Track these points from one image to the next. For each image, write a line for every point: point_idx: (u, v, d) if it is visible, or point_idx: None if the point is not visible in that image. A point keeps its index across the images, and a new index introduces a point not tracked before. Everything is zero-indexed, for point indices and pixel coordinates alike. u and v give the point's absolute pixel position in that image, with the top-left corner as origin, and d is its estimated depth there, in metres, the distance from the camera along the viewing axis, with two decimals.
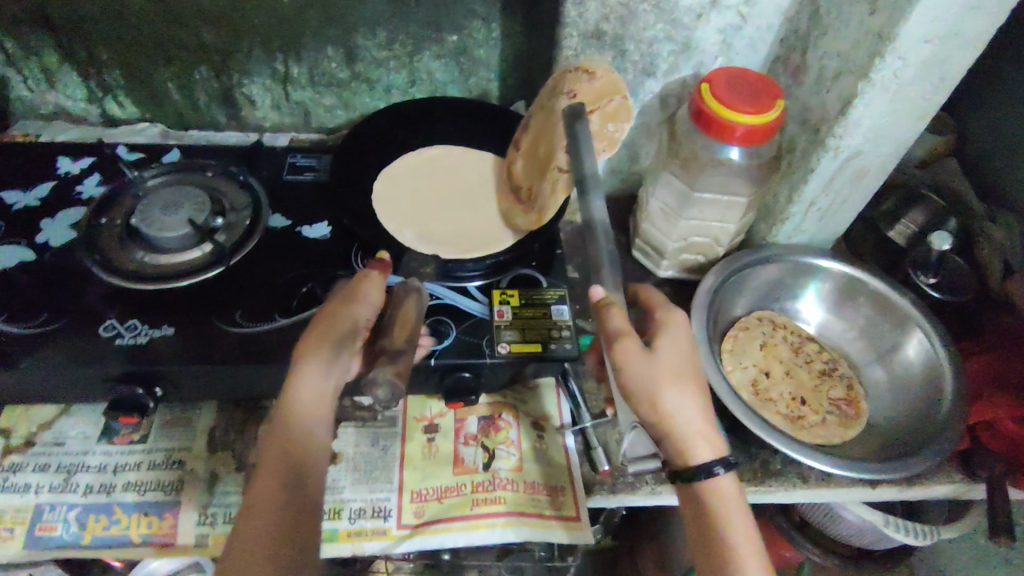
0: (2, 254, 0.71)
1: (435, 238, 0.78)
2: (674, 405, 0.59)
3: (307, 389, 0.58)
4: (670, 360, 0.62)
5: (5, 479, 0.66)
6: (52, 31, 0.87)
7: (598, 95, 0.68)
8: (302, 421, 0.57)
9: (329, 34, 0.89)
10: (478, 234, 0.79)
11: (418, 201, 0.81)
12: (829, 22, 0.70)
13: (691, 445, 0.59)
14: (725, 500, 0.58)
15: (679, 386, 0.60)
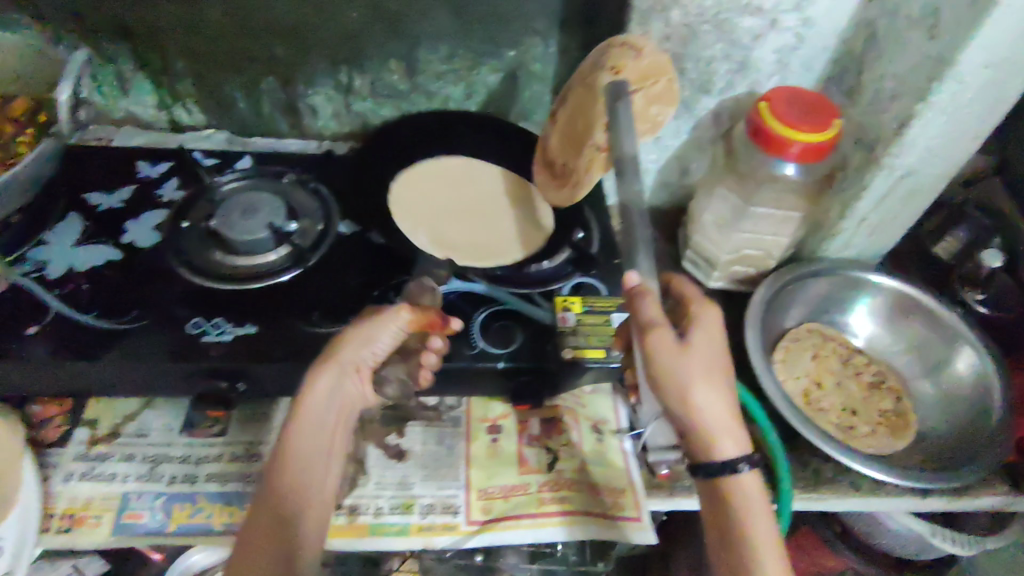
0: (90, 253, 0.74)
1: (448, 244, 0.83)
2: (703, 399, 0.59)
3: (314, 404, 0.63)
4: (703, 354, 0.61)
5: (94, 467, 0.69)
6: (129, 41, 0.90)
7: (642, 75, 0.71)
8: (306, 437, 0.62)
9: (392, 47, 0.92)
10: (491, 243, 0.84)
11: (433, 209, 0.86)
12: (887, 45, 0.73)
13: (718, 440, 0.59)
14: (748, 498, 0.58)
15: (709, 381, 0.59)
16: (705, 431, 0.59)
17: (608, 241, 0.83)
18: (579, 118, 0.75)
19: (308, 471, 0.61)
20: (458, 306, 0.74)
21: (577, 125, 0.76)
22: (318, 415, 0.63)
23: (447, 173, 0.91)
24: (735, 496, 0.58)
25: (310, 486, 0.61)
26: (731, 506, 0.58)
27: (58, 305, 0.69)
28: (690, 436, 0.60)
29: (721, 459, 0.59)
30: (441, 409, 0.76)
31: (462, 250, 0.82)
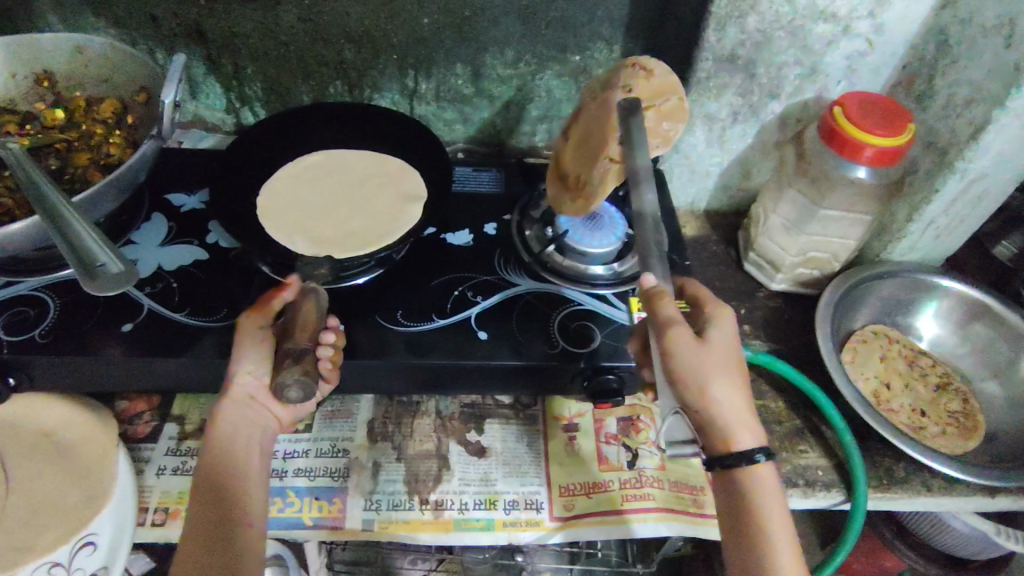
0: (177, 253, 0.76)
1: (328, 242, 0.74)
2: (722, 396, 0.56)
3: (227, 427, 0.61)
4: (719, 351, 0.58)
5: (185, 462, 0.71)
6: (204, 45, 0.92)
7: (653, 92, 0.76)
8: (225, 452, 0.60)
9: (460, 52, 0.94)
10: (376, 230, 0.75)
11: (306, 208, 0.77)
12: (960, 52, 0.74)
13: (735, 435, 0.57)
14: (763, 491, 0.57)
15: (726, 377, 0.57)
16: (722, 425, 0.57)
17: (678, 243, 0.85)
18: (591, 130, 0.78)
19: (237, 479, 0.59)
20: (537, 306, 0.76)
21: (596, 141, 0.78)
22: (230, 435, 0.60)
23: (308, 168, 0.81)
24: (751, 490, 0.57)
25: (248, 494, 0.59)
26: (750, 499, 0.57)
27: (150, 303, 0.71)
28: (705, 432, 0.58)
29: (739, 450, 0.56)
30: (517, 407, 0.78)
31: (346, 241, 0.74)
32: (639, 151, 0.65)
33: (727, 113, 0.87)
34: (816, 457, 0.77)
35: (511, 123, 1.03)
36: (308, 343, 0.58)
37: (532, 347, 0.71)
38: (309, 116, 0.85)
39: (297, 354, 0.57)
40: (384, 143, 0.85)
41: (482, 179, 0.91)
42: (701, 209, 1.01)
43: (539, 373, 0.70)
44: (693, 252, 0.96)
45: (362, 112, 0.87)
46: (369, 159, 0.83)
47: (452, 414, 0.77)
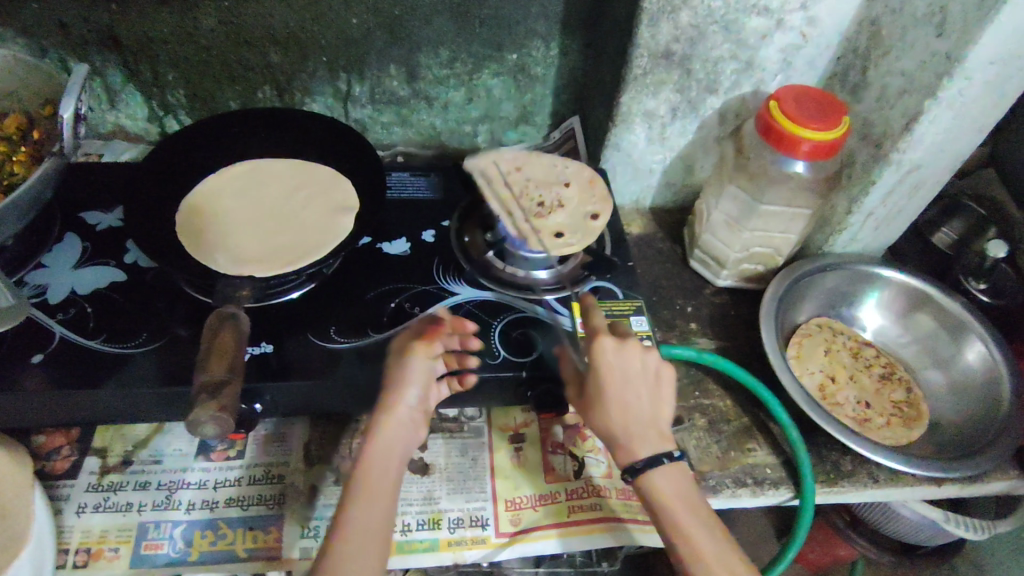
0: (92, 275, 0.72)
1: (251, 259, 0.71)
2: (619, 411, 0.60)
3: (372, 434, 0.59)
4: (614, 371, 0.61)
5: (108, 498, 0.67)
6: (119, 51, 0.86)
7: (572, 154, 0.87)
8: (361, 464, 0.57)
9: (393, 53, 0.90)
10: (301, 245, 0.73)
11: (228, 223, 0.73)
12: (892, 43, 0.74)
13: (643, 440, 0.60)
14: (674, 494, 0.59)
15: (604, 414, 0.61)
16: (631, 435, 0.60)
17: (621, 244, 0.83)
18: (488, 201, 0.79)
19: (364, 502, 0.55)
20: (478, 315, 0.73)
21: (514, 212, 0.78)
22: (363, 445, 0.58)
23: (230, 181, 0.77)
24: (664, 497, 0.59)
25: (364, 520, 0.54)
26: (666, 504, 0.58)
27: (62, 332, 0.66)
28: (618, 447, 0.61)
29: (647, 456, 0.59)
30: (461, 420, 0.75)
31: (273, 257, 0.71)
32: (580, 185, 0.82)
33: (666, 109, 0.85)
34: (766, 454, 0.76)
35: (451, 125, 1.01)
36: (225, 374, 0.53)
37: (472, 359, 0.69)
38: (228, 124, 0.81)
39: (213, 387, 0.52)
40: (310, 152, 0.82)
41: (419, 184, 0.88)
42: (646, 207, 1.00)
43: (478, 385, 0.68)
44: (639, 251, 0.95)
45: (286, 116, 0.83)
46: (295, 169, 0.79)
47: None
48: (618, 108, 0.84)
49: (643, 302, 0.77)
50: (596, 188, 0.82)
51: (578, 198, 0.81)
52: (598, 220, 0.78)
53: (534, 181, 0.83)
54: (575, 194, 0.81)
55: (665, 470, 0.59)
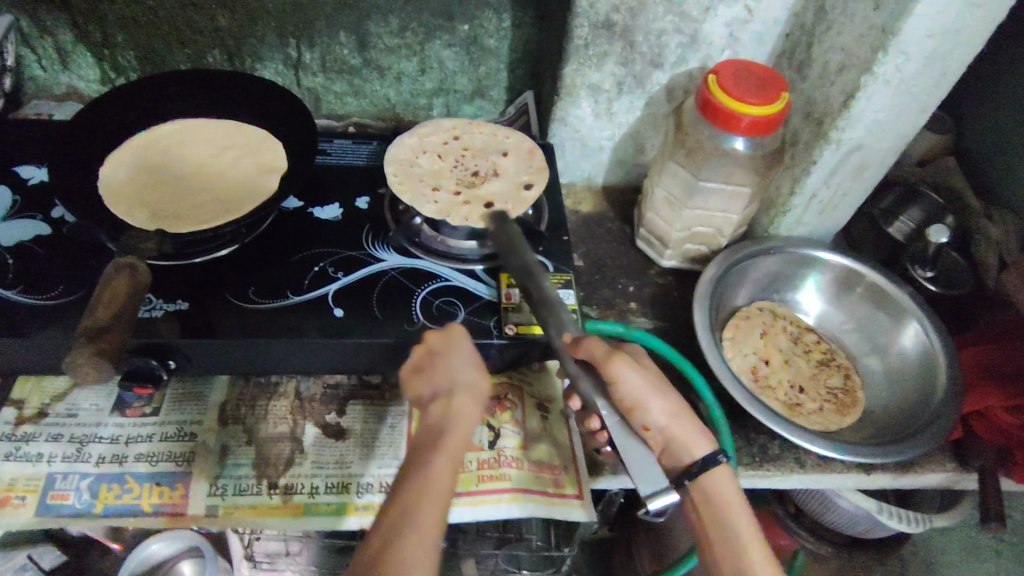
0: (16, 227, 0.72)
1: (170, 216, 0.70)
2: (664, 421, 0.63)
3: (437, 417, 0.59)
4: (636, 384, 0.62)
5: (19, 447, 0.67)
6: (66, 10, 0.86)
7: (505, 132, 0.86)
8: (426, 447, 0.57)
9: (342, 20, 0.89)
10: (223, 204, 0.72)
11: (152, 180, 0.73)
12: (834, 18, 0.72)
13: (692, 444, 0.63)
14: (725, 495, 0.62)
15: (662, 402, 0.62)
16: (679, 440, 0.63)
17: (558, 220, 0.82)
18: (419, 170, 0.78)
19: (428, 485, 0.54)
20: (401, 282, 0.73)
21: (446, 180, 0.78)
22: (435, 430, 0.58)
23: (161, 140, 0.78)
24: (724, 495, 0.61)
25: (427, 509, 0.53)
26: (714, 514, 0.61)
27: None
28: (667, 453, 0.64)
29: (698, 460, 0.62)
30: (382, 388, 0.75)
31: (191, 215, 0.71)
32: (519, 164, 0.81)
33: (611, 83, 0.84)
34: None
35: (405, 97, 1.00)
36: (109, 321, 0.53)
37: (385, 324, 0.69)
38: (170, 85, 0.81)
39: (93, 332, 0.52)
40: (245, 114, 0.82)
41: (360, 152, 0.87)
42: (598, 185, 0.99)
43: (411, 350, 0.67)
44: (587, 229, 0.94)
45: (224, 75, 0.83)
46: (227, 130, 0.79)
47: (313, 396, 0.73)
48: (561, 80, 0.83)
49: (572, 276, 0.76)
50: (534, 157, 0.82)
51: (514, 168, 0.81)
52: (533, 189, 0.77)
53: (471, 151, 0.83)
54: (513, 166, 0.81)
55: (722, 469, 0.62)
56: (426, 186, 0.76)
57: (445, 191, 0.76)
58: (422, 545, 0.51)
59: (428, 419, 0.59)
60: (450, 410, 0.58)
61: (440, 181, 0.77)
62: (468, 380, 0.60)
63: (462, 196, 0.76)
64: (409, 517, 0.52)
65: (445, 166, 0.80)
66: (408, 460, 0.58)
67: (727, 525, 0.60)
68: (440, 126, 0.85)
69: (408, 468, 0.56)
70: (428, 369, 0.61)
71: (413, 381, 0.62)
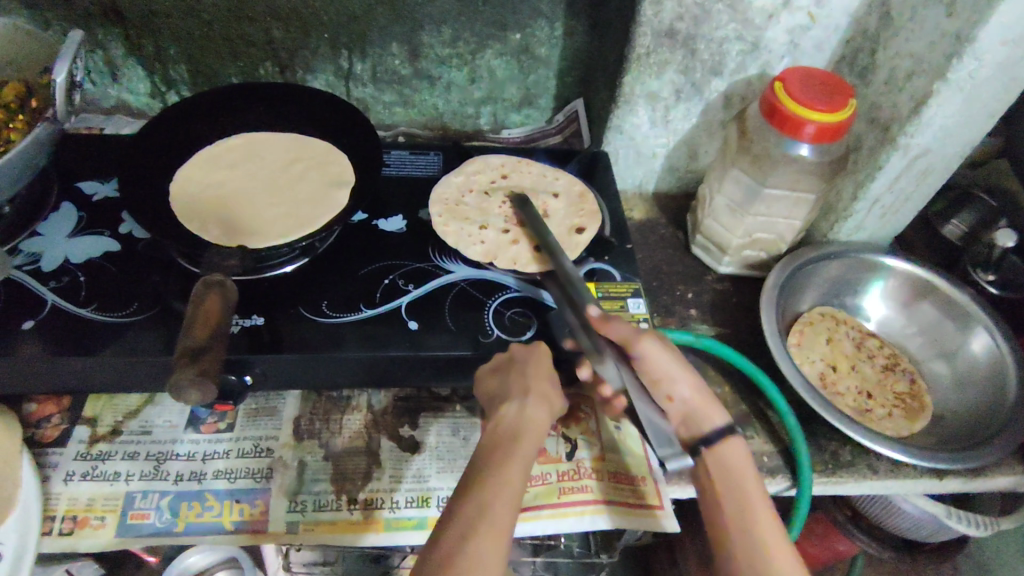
0: (85, 244, 0.72)
1: (244, 230, 0.71)
2: (686, 392, 0.61)
3: (509, 421, 0.59)
4: (660, 356, 0.61)
5: (96, 467, 0.66)
6: (120, 24, 0.85)
7: (548, 172, 0.87)
8: (501, 452, 0.57)
9: (395, 31, 0.89)
10: (293, 217, 0.73)
11: (222, 195, 0.74)
12: (901, 24, 0.72)
13: (712, 415, 0.61)
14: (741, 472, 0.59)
15: (680, 377, 0.61)
16: (699, 414, 0.61)
17: (620, 228, 0.82)
18: (466, 210, 0.81)
19: (501, 494, 0.53)
20: (472, 293, 0.72)
21: (494, 218, 0.79)
22: (510, 435, 0.58)
23: (226, 155, 0.78)
24: (733, 474, 0.59)
25: (502, 510, 0.52)
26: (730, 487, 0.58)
27: (54, 298, 0.66)
28: (687, 428, 0.61)
29: (715, 432, 0.60)
30: (454, 399, 0.74)
31: (265, 229, 0.71)
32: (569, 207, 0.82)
33: (670, 91, 0.84)
34: (762, 442, 0.75)
35: (453, 106, 1.00)
36: (207, 341, 0.53)
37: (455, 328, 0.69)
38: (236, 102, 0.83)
39: (194, 353, 0.52)
40: (307, 130, 0.83)
41: (418, 163, 0.87)
42: (649, 192, 0.99)
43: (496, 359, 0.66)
44: (641, 236, 0.94)
45: (283, 89, 0.84)
46: (290, 145, 0.81)
47: (385, 409, 0.73)
48: (620, 88, 0.83)
49: (640, 285, 0.76)
50: (585, 203, 0.82)
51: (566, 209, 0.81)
52: (583, 233, 0.79)
53: (523, 190, 0.84)
54: (563, 206, 0.82)
55: (735, 442, 0.60)
56: (473, 226, 0.78)
57: (493, 230, 0.78)
58: (493, 549, 0.50)
59: (499, 426, 0.59)
60: (524, 417, 0.59)
61: (488, 219, 0.79)
62: (545, 392, 0.60)
63: (510, 233, 0.78)
64: (486, 513, 0.52)
65: (495, 202, 0.82)
66: (477, 462, 0.57)
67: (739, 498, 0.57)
68: (488, 164, 0.87)
69: (476, 474, 0.55)
70: (506, 375, 0.62)
71: (489, 384, 0.62)
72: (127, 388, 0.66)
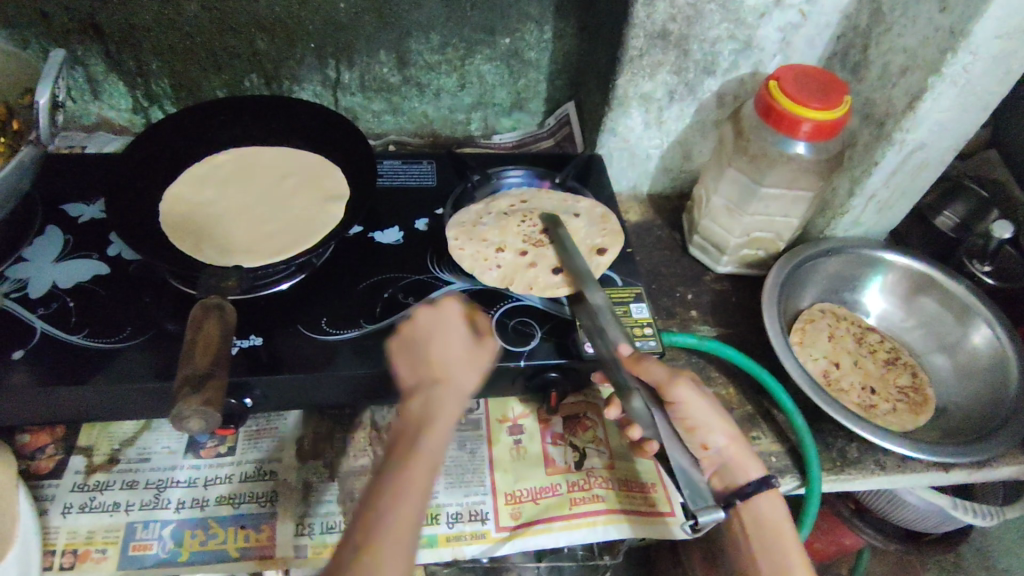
0: (75, 268, 0.70)
1: (237, 249, 0.70)
2: (720, 442, 0.65)
3: (420, 408, 0.54)
4: (699, 406, 0.64)
5: (94, 497, 0.64)
6: (99, 39, 0.83)
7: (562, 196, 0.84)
8: (406, 441, 0.52)
9: (382, 39, 0.88)
10: (288, 234, 0.72)
11: (214, 213, 0.73)
12: (893, 19, 0.72)
13: (747, 468, 0.64)
14: (776, 522, 0.63)
15: (715, 427, 0.65)
16: (734, 463, 0.65)
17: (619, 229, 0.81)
18: (483, 230, 0.78)
19: (410, 471, 0.50)
20: (473, 304, 0.71)
21: (512, 239, 0.78)
22: (417, 419, 0.53)
23: (217, 171, 0.77)
24: (767, 523, 0.63)
25: (408, 497, 0.48)
26: (764, 533, 0.63)
27: (43, 326, 0.64)
28: (721, 476, 0.65)
29: (752, 484, 0.63)
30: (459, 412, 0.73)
31: (259, 247, 0.70)
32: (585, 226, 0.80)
33: (663, 92, 0.83)
34: (769, 442, 0.75)
35: (444, 112, 0.99)
36: (209, 367, 0.52)
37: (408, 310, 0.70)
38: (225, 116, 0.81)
39: (196, 381, 0.51)
40: (298, 143, 0.81)
41: (411, 173, 0.86)
42: (643, 193, 0.98)
43: (503, 372, 0.65)
44: (638, 238, 0.93)
45: (273, 100, 0.82)
46: (281, 159, 0.79)
47: (389, 425, 0.72)
48: (614, 91, 0.82)
49: (643, 289, 0.76)
50: (607, 224, 0.81)
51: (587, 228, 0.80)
52: (606, 253, 0.77)
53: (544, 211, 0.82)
54: (583, 226, 0.80)
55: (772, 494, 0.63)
56: (489, 247, 0.77)
57: (510, 251, 0.77)
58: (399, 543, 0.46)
59: (409, 412, 0.54)
60: (431, 399, 0.54)
61: (504, 240, 0.78)
62: (455, 359, 0.58)
63: (527, 256, 0.76)
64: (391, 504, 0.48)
65: (512, 221, 0.80)
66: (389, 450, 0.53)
67: (775, 544, 0.62)
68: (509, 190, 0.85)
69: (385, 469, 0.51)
70: (422, 352, 0.59)
71: (399, 367, 0.59)
72: (125, 416, 0.65)
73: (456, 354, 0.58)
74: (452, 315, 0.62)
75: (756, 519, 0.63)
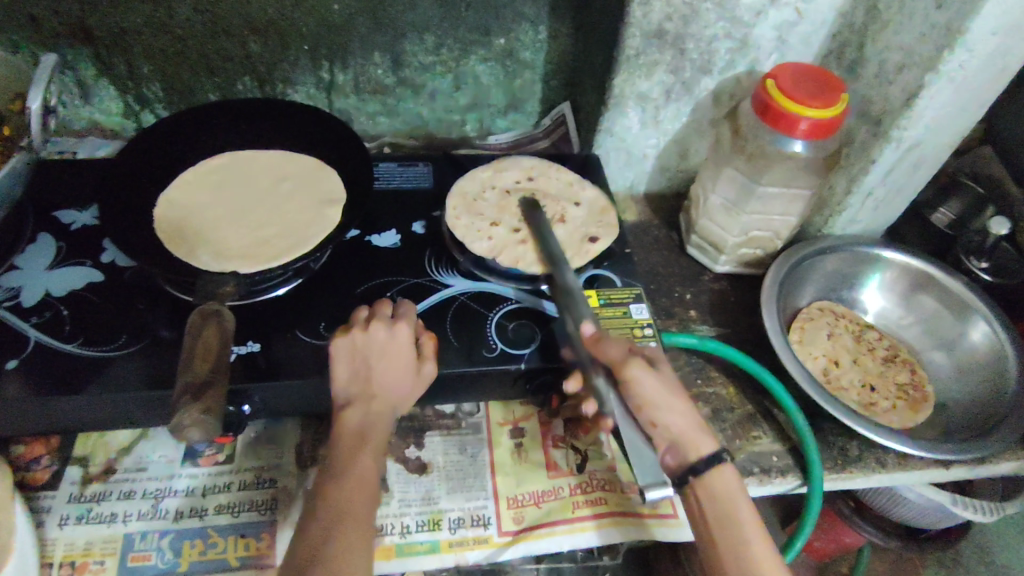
0: (68, 276, 0.69)
1: (234, 255, 0.69)
2: (673, 419, 0.58)
3: (356, 420, 0.59)
4: (651, 384, 0.58)
5: (91, 508, 0.63)
6: (90, 43, 0.82)
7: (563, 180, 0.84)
8: (347, 450, 0.57)
9: (376, 40, 0.87)
10: (285, 238, 0.71)
11: (210, 218, 0.72)
12: (889, 17, 0.72)
13: (698, 442, 0.58)
14: (733, 500, 0.57)
15: (671, 404, 0.58)
16: (684, 440, 0.58)
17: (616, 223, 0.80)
18: (482, 205, 0.79)
19: (358, 479, 0.56)
20: (472, 307, 0.71)
21: (507, 216, 0.78)
22: (355, 436, 0.58)
23: (212, 176, 0.76)
24: (724, 504, 0.57)
25: (362, 499, 0.55)
26: (721, 515, 0.57)
27: (37, 335, 0.63)
28: (673, 453, 0.59)
29: (703, 458, 0.57)
30: (459, 416, 0.73)
31: (257, 252, 0.69)
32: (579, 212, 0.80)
33: (660, 91, 0.83)
34: (770, 441, 0.75)
35: (439, 114, 0.98)
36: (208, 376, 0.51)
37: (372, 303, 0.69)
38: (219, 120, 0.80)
39: None
40: (293, 146, 0.81)
41: (408, 175, 0.85)
42: (640, 193, 0.98)
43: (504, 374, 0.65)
44: (635, 239, 0.93)
45: (267, 104, 0.82)
46: (276, 163, 0.78)
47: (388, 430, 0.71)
48: (610, 91, 0.82)
49: (642, 289, 0.75)
50: (606, 216, 0.79)
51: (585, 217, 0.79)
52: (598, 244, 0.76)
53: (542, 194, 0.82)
54: (583, 214, 0.80)
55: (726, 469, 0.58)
56: (483, 222, 0.77)
57: (503, 227, 0.77)
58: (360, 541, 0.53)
59: (342, 428, 0.59)
60: (367, 416, 0.59)
61: (501, 217, 0.78)
62: (395, 386, 0.60)
63: (520, 233, 0.76)
64: (349, 506, 0.54)
65: (513, 202, 0.80)
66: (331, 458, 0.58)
67: (730, 522, 0.56)
68: (517, 164, 0.86)
69: (331, 476, 0.57)
70: (368, 365, 0.60)
71: (336, 372, 0.61)
72: (122, 425, 0.64)
73: (397, 379, 0.60)
74: (402, 334, 0.61)
75: (712, 500, 0.57)
